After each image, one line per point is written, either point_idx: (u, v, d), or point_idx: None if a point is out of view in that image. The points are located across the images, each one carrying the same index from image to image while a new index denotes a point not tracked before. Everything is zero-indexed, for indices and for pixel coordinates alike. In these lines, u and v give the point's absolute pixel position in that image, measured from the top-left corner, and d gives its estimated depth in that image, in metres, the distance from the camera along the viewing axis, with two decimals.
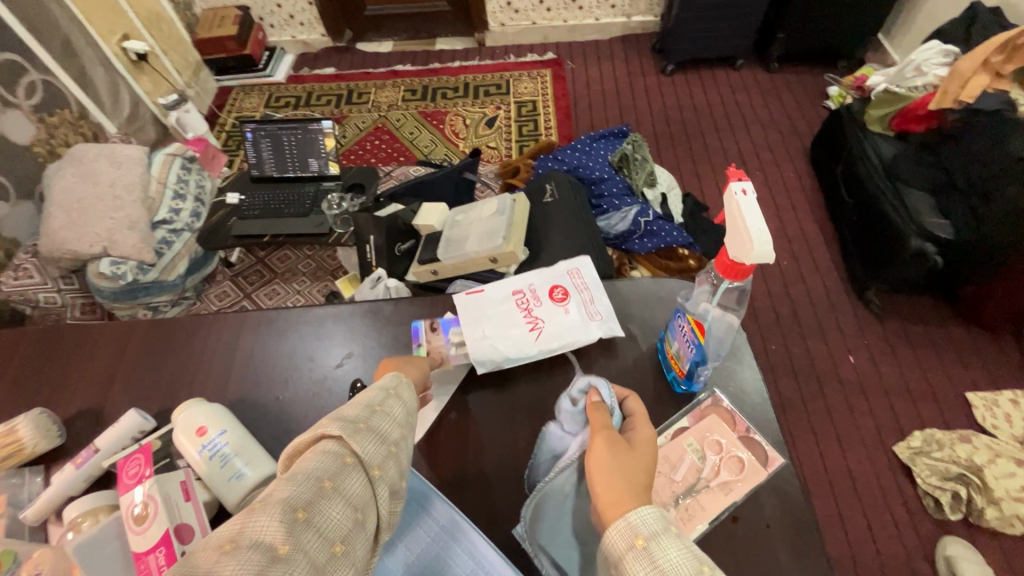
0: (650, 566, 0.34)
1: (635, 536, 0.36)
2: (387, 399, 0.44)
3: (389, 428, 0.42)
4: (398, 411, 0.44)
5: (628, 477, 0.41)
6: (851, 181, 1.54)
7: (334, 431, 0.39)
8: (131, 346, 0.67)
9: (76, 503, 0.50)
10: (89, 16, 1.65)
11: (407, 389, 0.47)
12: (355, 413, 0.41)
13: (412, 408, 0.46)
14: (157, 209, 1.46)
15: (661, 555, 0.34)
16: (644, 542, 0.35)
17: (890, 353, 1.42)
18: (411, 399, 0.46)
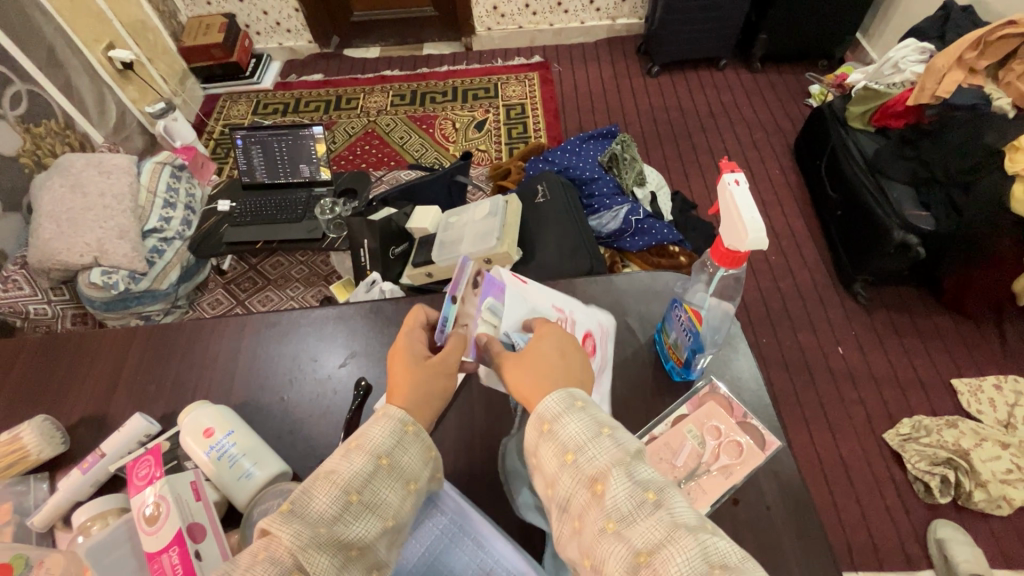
0: (555, 445, 0.41)
1: (541, 423, 0.42)
2: (376, 477, 0.42)
3: (364, 524, 0.40)
4: (387, 493, 0.42)
5: (543, 372, 0.45)
6: (835, 176, 1.58)
7: (288, 536, 0.36)
8: (133, 352, 0.67)
9: (85, 507, 0.50)
10: (73, 26, 1.64)
11: (416, 443, 0.44)
12: (324, 509, 0.39)
13: (416, 471, 0.44)
14: (147, 218, 1.46)
15: (562, 432, 0.41)
16: (547, 425, 0.41)
17: (878, 343, 1.45)
18: (413, 464, 0.44)
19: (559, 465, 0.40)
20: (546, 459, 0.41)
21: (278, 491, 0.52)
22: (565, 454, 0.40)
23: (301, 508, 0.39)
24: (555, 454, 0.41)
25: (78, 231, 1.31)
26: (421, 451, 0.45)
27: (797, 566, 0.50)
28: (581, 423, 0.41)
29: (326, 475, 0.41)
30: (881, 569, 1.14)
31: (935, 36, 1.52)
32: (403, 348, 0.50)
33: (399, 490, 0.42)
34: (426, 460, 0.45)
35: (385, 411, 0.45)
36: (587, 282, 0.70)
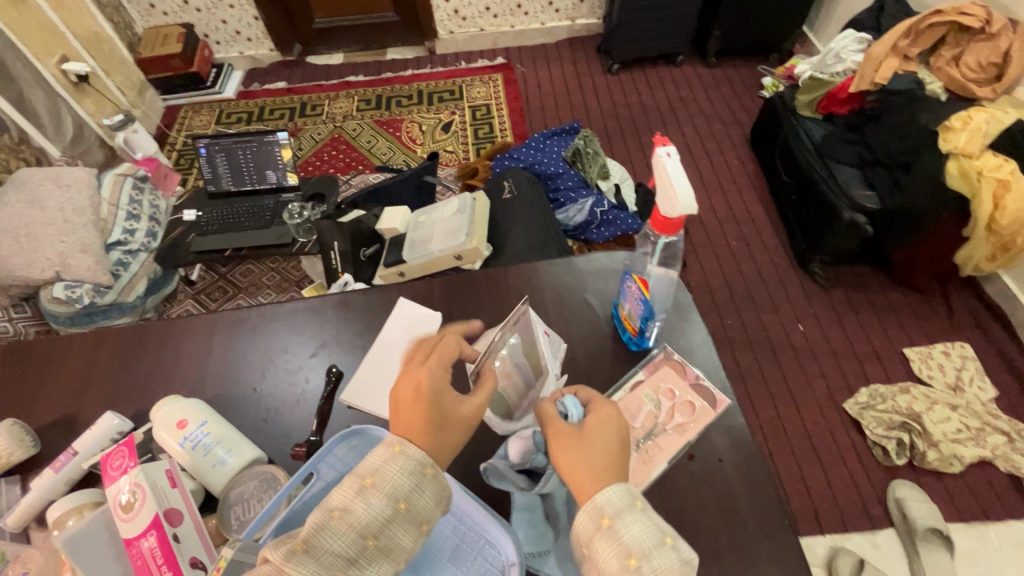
0: (618, 546, 0.40)
1: (600, 516, 0.41)
2: (394, 521, 0.41)
3: (377, 569, 0.40)
4: (403, 537, 0.41)
5: (597, 456, 0.45)
6: (788, 161, 1.64)
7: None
8: (101, 354, 0.67)
9: (59, 502, 0.51)
10: (24, 39, 1.61)
11: (435, 483, 0.43)
12: (340, 551, 0.39)
13: (431, 511, 0.43)
14: (110, 231, 1.44)
15: (624, 529, 0.40)
16: (607, 521, 0.41)
17: (835, 318, 1.52)
18: (430, 505, 0.43)
19: (621, 569, 0.39)
20: (605, 557, 0.40)
21: (257, 473, 0.54)
22: (628, 557, 0.39)
23: (318, 549, 0.38)
24: (615, 555, 0.40)
25: (38, 246, 1.28)
26: (437, 492, 0.44)
27: (750, 514, 0.53)
28: (645, 525, 0.41)
29: (341, 513, 0.40)
30: (847, 531, 1.20)
31: (871, 26, 1.61)
32: (434, 396, 0.46)
33: (414, 532, 0.42)
34: (440, 499, 0.44)
35: (402, 450, 0.43)
36: (548, 264, 0.73)
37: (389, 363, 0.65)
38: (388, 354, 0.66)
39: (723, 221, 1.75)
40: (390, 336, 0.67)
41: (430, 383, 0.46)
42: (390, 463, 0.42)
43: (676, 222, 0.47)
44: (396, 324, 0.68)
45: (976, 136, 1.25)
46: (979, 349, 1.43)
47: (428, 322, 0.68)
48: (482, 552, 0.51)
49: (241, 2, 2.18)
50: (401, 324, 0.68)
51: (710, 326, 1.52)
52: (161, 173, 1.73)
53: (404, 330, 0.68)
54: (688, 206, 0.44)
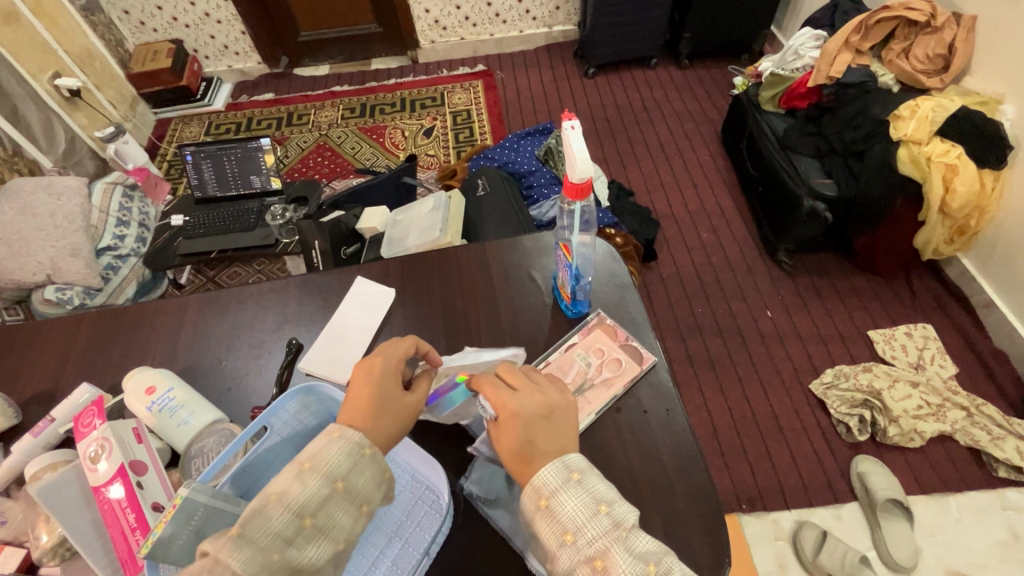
0: (556, 522, 0.45)
1: (538, 498, 0.46)
2: (331, 499, 0.46)
3: (315, 548, 0.44)
4: (341, 516, 0.46)
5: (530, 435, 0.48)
6: (754, 155, 1.70)
7: (238, 564, 0.40)
8: (80, 336, 0.73)
9: (37, 459, 0.56)
10: (18, 57, 1.68)
11: (372, 465, 0.48)
12: (277, 532, 0.43)
13: (369, 493, 0.48)
14: (101, 237, 1.49)
15: (560, 508, 0.45)
16: (545, 501, 0.46)
17: (802, 304, 1.57)
18: (366, 487, 0.47)
19: (558, 544, 0.45)
20: (544, 533, 0.45)
21: (218, 430, 0.60)
22: (564, 533, 0.45)
23: (254, 532, 0.42)
24: (554, 531, 0.45)
25: (29, 251, 1.33)
26: (376, 472, 0.49)
27: (668, 457, 0.59)
28: (579, 502, 0.45)
29: (278, 497, 0.44)
30: (812, 505, 1.23)
31: (827, 24, 1.68)
32: (377, 386, 0.51)
33: (352, 512, 0.47)
34: (380, 481, 0.49)
35: (342, 434, 0.48)
36: (496, 245, 0.78)
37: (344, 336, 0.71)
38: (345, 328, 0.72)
39: (694, 214, 1.80)
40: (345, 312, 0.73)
41: (377, 374, 0.52)
42: (328, 448, 0.47)
43: (585, 186, 0.57)
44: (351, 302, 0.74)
45: (924, 123, 1.32)
46: (940, 329, 1.48)
47: (380, 297, 0.74)
48: (423, 496, 0.57)
49: (229, 17, 2.26)
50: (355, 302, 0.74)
51: (680, 314, 1.57)
52: (151, 182, 1.80)
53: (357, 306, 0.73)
54: (588, 168, 0.55)
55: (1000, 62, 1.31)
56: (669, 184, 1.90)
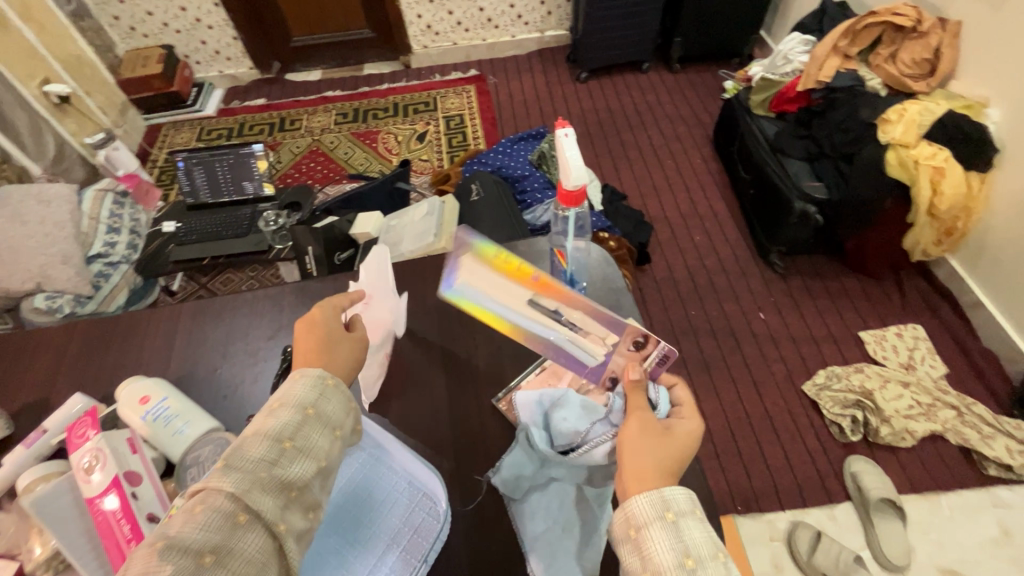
0: (677, 540, 0.41)
1: (665, 509, 0.43)
2: (306, 424, 0.46)
3: (301, 466, 0.44)
4: (317, 437, 0.46)
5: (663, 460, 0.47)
6: (745, 158, 1.72)
7: (228, 485, 0.40)
8: (73, 345, 0.73)
9: (29, 471, 0.56)
10: (6, 62, 1.66)
11: (338, 394, 0.49)
12: (259, 457, 0.43)
13: (339, 419, 0.49)
14: (91, 244, 1.48)
15: (687, 531, 0.41)
16: (673, 515, 0.42)
17: (794, 305, 1.59)
18: (337, 411, 0.48)
19: (674, 565, 0.40)
20: (661, 546, 0.41)
21: (213, 440, 0.60)
22: (685, 556, 0.40)
23: (238, 461, 0.42)
24: (671, 548, 0.41)
25: (19, 258, 1.32)
26: (342, 402, 0.49)
27: None
28: (704, 533, 0.42)
29: (253, 432, 0.44)
30: (806, 506, 1.24)
31: (815, 29, 1.71)
32: (320, 325, 0.55)
33: (328, 436, 0.47)
34: (348, 409, 0.50)
35: (301, 373, 0.49)
36: None
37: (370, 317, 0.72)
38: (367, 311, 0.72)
39: (687, 217, 1.82)
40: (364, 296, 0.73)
41: (319, 318, 0.55)
42: (292, 385, 0.48)
43: (579, 195, 0.58)
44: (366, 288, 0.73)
45: (911, 127, 1.34)
46: (930, 329, 1.49)
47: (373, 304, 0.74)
48: (420, 503, 0.57)
49: (220, 23, 2.26)
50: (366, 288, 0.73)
51: (674, 317, 1.58)
52: (142, 188, 1.76)
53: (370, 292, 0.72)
54: (582, 174, 0.56)
55: (984, 66, 1.34)
56: (661, 188, 1.91)
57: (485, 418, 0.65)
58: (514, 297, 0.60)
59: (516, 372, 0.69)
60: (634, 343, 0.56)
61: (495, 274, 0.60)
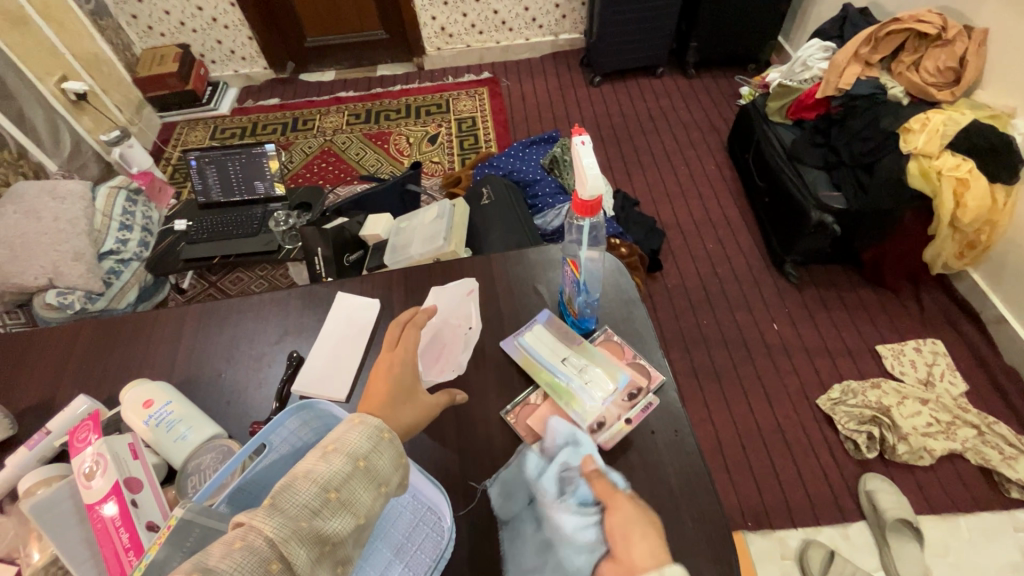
0: None
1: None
2: (353, 476, 0.44)
3: (340, 521, 0.42)
4: (363, 492, 0.44)
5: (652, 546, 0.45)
6: (760, 166, 1.69)
7: (269, 529, 0.39)
8: (78, 346, 0.73)
9: (29, 475, 0.55)
10: (25, 59, 1.68)
11: (391, 448, 0.47)
12: (303, 503, 0.41)
13: (388, 474, 0.46)
14: (103, 241, 1.48)
15: None
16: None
17: (809, 316, 1.55)
18: (387, 466, 0.46)
19: None
20: None
21: (216, 446, 0.59)
22: None
23: (284, 503, 0.41)
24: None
25: (33, 255, 1.33)
26: (394, 457, 0.47)
27: (676, 480, 0.58)
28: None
29: (304, 473, 0.43)
30: (819, 523, 1.21)
31: (835, 36, 1.68)
32: (392, 375, 0.54)
33: (373, 491, 0.45)
34: (398, 464, 0.47)
35: (360, 421, 0.48)
36: (501, 259, 0.78)
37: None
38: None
39: (700, 224, 1.79)
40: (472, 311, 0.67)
41: (391, 365, 0.55)
42: (349, 431, 0.46)
43: (594, 204, 0.56)
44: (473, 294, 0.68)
45: (934, 136, 1.31)
46: (949, 345, 1.46)
47: (365, 308, 0.73)
48: (424, 518, 0.55)
49: (236, 23, 2.27)
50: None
51: (685, 325, 1.56)
52: (155, 186, 1.81)
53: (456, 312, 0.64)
54: (598, 185, 0.54)
55: (1012, 76, 1.30)
56: (674, 195, 1.88)
57: (492, 431, 0.63)
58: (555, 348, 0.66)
59: (525, 384, 0.67)
60: (629, 394, 0.64)
61: (547, 334, 0.68)
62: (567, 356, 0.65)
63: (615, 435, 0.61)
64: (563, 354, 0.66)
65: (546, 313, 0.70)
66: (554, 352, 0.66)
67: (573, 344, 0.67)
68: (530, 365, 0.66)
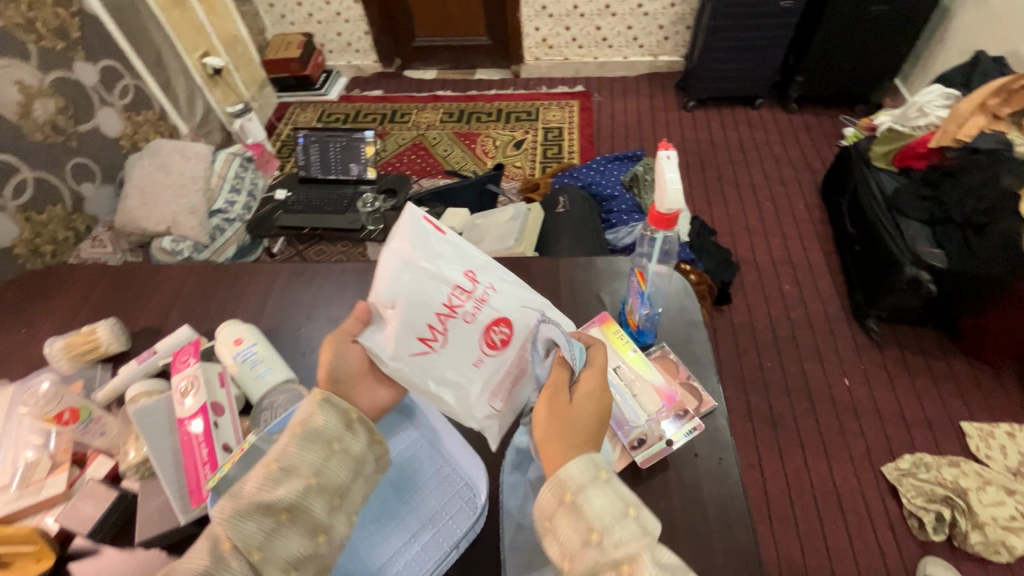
0: (580, 521, 0.38)
1: (563, 492, 0.40)
2: (295, 441, 0.46)
3: (286, 488, 0.44)
4: (308, 455, 0.46)
5: (575, 431, 0.45)
6: (855, 213, 1.60)
7: (217, 512, 0.42)
8: (188, 283, 0.84)
9: (136, 384, 0.65)
10: (178, 34, 1.91)
11: (335, 408, 0.49)
12: (250, 482, 0.44)
13: (339, 432, 0.48)
14: (215, 199, 1.65)
15: (587, 504, 0.39)
16: (606, 474, 0.41)
17: (886, 378, 1.45)
18: (331, 424, 0.47)
19: (581, 544, 0.37)
20: (567, 531, 0.38)
21: (288, 389, 0.65)
22: (589, 532, 0.38)
23: (235, 488, 0.44)
24: (578, 530, 0.38)
25: (158, 204, 1.51)
26: (341, 415, 0.49)
27: (712, 508, 0.57)
28: (609, 495, 0.39)
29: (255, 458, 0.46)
30: None
31: (961, 84, 1.57)
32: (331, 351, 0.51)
33: (322, 450, 0.46)
34: (348, 420, 0.49)
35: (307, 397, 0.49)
36: (569, 262, 0.80)
37: (423, 320, 0.46)
38: (424, 307, 0.46)
39: (779, 264, 1.72)
40: (445, 263, 0.48)
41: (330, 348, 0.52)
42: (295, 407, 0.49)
43: (671, 218, 0.58)
44: (453, 244, 0.50)
45: None
46: None
47: None
48: (460, 492, 0.60)
49: (356, 18, 2.46)
50: (438, 255, 0.48)
51: (746, 364, 1.50)
52: (265, 157, 1.91)
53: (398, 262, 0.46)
54: (678, 201, 0.56)
55: None
56: (755, 229, 1.82)
57: None
58: (607, 355, 0.66)
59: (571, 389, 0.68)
60: (677, 414, 0.64)
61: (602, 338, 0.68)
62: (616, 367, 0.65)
63: (654, 455, 0.61)
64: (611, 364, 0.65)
65: (603, 318, 0.71)
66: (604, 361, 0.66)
67: (623, 357, 0.66)
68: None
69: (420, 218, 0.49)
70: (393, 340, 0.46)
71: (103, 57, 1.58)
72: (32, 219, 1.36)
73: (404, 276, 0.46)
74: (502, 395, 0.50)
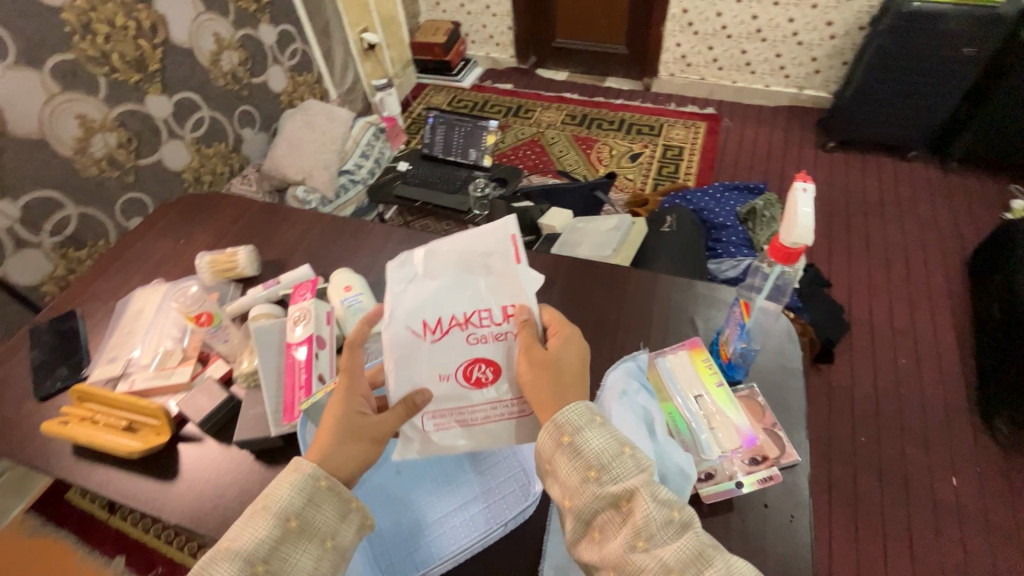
0: (579, 461, 0.46)
1: (561, 434, 0.47)
2: (282, 541, 0.46)
3: None
4: (296, 555, 0.46)
5: (555, 385, 0.50)
6: (1005, 296, 1.41)
7: None
8: (315, 229, 0.93)
9: (260, 306, 0.74)
10: (346, 9, 2.11)
11: (329, 497, 0.49)
12: None
13: (333, 528, 0.49)
14: (347, 160, 1.81)
15: (583, 446, 0.46)
16: (600, 418, 0.49)
17: (1005, 489, 1.26)
18: (324, 521, 0.48)
19: (582, 479, 0.46)
20: (567, 467, 0.46)
21: None
22: (589, 470, 0.46)
23: None
24: (578, 469, 0.46)
25: (300, 156, 1.68)
26: (336, 507, 0.49)
27: (771, 562, 0.54)
28: (603, 438, 0.47)
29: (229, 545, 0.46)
30: None
31: None
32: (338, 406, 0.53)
33: (314, 551, 0.47)
34: (340, 513, 0.49)
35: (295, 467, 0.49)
36: (667, 280, 0.79)
37: (438, 311, 0.53)
38: (447, 304, 0.54)
39: (898, 333, 1.54)
40: (494, 288, 0.55)
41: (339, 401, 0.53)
42: (281, 485, 0.48)
43: (793, 253, 0.56)
44: (516, 275, 0.55)
45: None
46: None
47: None
48: (516, 477, 0.64)
49: (503, 13, 2.56)
50: (495, 280, 0.55)
51: (836, 431, 1.37)
52: (395, 130, 2.06)
53: (457, 258, 0.56)
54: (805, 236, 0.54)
55: None
56: (878, 290, 1.65)
57: None
58: (690, 381, 0.65)
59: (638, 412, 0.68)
60: (751, 459, 0.60)
61: (689, 364, 0.67)
62: (698, 395, 0.64)
63: (720, 492, 0.58)
64: (692, 392, 0.65)
65: (693, 344, 0.69)
66: (686, 386, 0.65)
67: (707, 387, 0.65)
68: (660, 386, 0.65)
69: (511, 238, 0.56)
70: (402, 308, 0.53)
71: (283, 22, 1.78)
72: (201, 151, 1.57)
73: (453, 277, 0.55)
74: (444, 425, 0.54)
